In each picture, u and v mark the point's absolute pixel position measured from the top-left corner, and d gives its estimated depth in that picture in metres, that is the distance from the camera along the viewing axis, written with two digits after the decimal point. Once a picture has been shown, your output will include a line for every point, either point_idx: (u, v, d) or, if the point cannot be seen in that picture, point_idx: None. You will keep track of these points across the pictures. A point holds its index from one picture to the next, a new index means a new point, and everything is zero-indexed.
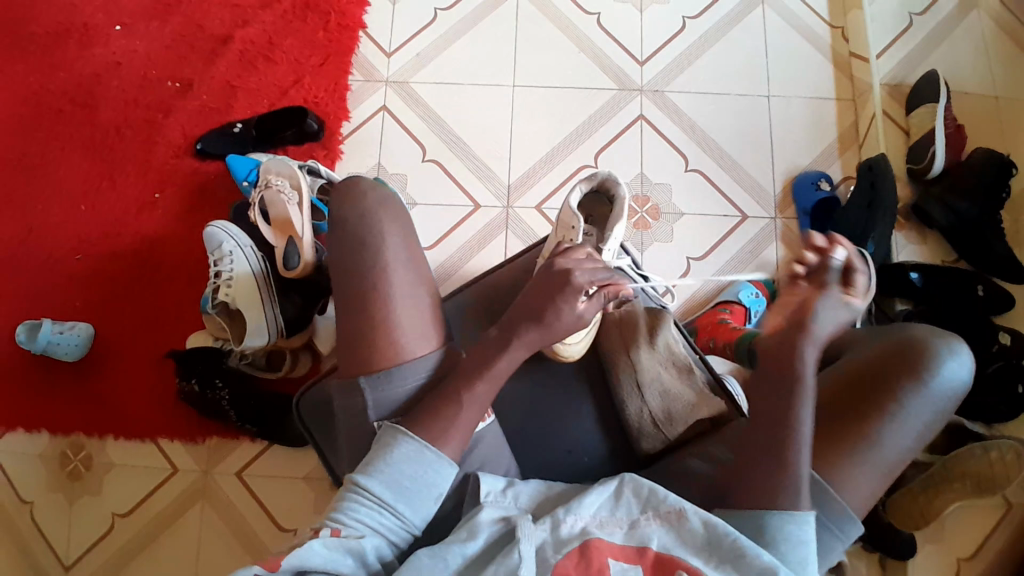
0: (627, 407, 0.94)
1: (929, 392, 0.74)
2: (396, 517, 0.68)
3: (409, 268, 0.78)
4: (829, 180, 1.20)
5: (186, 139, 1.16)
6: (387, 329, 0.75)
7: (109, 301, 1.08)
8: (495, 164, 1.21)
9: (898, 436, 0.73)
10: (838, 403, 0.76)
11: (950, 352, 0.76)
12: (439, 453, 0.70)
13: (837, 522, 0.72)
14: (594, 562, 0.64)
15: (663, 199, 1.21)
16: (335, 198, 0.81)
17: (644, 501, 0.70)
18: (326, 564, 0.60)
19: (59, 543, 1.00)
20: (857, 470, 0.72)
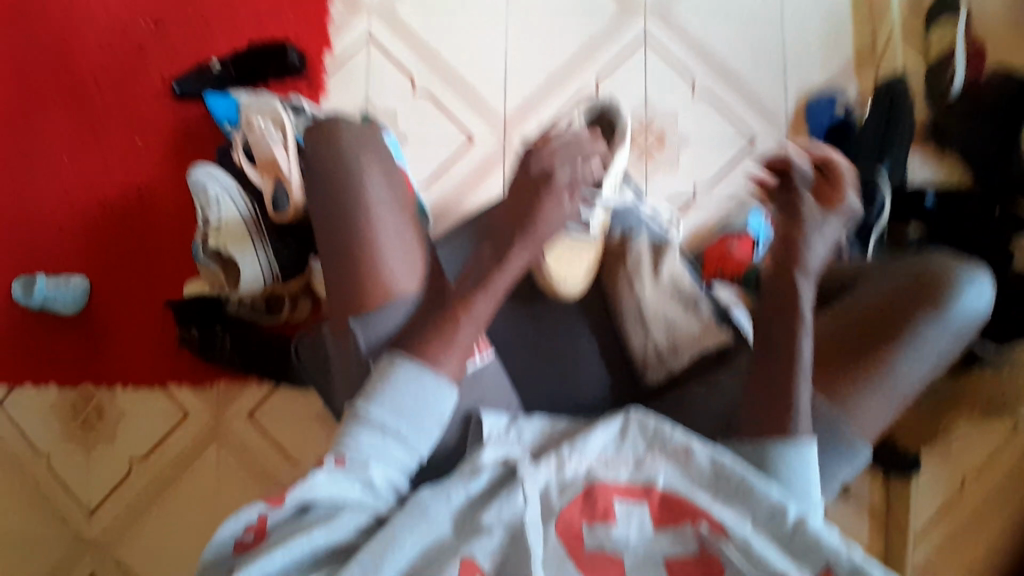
0: (630, 340, 0.90)
1: (945, 321, 0.81)
2: (400, 440, 0.68)
3: (391, 204, 0.78)
4: (842, 101, 1.14)
5: (164, 81, 1.13)
6: (376, 272, 0.76)
7: (103, 252, 1.08)
8: (490, 93, 1.16)
9: (911, 365, 0.80)
10: (858, 335, 0.82)
11: (970, 281, 0.82)
12: (438, 375, 0.70)
13: (848, 448, 0.78)
14: (599, 504, 0.68)
15: (667, 125, 1.15)
16: (311, 137, 0.79)
17: (650, 438, 0.74)
18: (334, 494, 0.63)
19: (79, 491, 1.03)
20: (870, 398, 0.79)
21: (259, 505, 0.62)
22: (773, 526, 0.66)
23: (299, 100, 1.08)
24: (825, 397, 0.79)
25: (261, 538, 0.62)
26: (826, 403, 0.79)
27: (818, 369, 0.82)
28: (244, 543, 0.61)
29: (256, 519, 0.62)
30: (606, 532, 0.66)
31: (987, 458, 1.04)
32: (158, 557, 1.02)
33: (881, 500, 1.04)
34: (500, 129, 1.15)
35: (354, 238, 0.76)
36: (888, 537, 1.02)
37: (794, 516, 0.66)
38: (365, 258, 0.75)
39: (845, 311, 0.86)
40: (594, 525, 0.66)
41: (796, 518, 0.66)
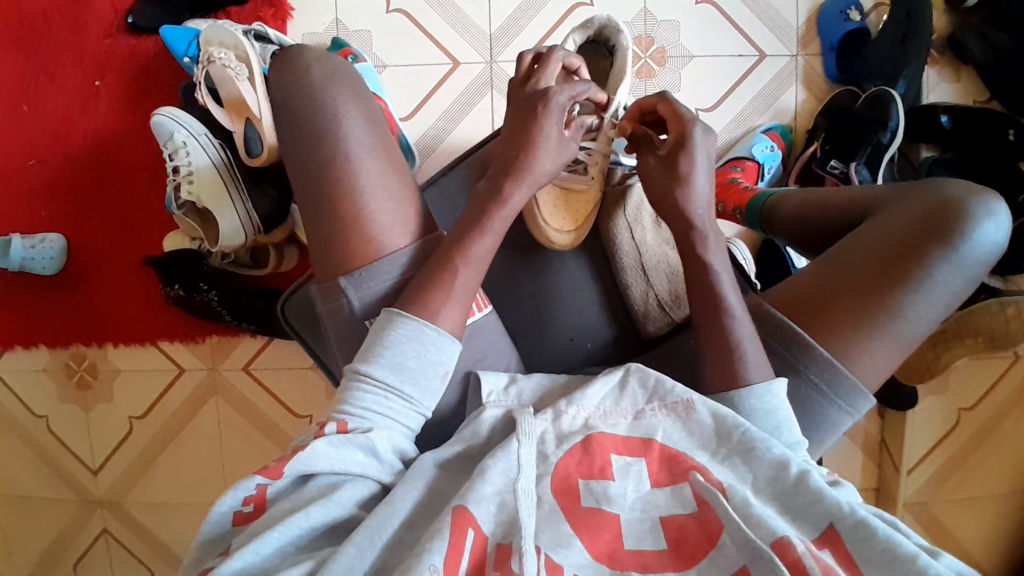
0: (630, 290, 0.84)
1: (960, 258, 0.70)
2: (404, 400, 0.63)
3: (372, 157, 0.68)
4: (860, 8, 1.02)
5: (117, 12, 1.02)
6: (361, 229, 0.67)
7: (76, 208, 1.03)
8: (473, 11, 1.05)
9: (920, 308, 0.70)
10: (862, 272, 0.71)
11: (986, 211, 0.71)
12: (440, 328, 0.64)
13: (846, 398, 0.72)
14: (596, 462, 0.62)
15: (670, 40, 1.04)
16: (275, 72, 0.70)
17: (650, 392, 0.68)
18: (335, 465, 0.58)
19: (82, 451, 1.07)
20: (874, 343, 0.70)
21: (257, 476, 0.56)
22: (777, 486, 0.61)
23: (262, 27, 0.99)
24: (823, 346, 0.71)
25: (260, 510, 0.57)
26: (824, 351, 0.71)
27: (816, 308, 0.72)
28: (242, 516, 0.56)
29: (256, 490, 0.57)
30: (602, 488, 0.60)
31: (987, 391, 1.06)
32: (160, 514, 1.07)
33: (876, 429, 1.09)
34: (486, 53, 1.06)
35: (320, 185, 0.67)
36: (880, 464, 1.08)
37: (798, 472, 0.61)
38: (337, 211, 0.67)
39: (852, 241, 0.74)
40: (592, 480, 0.61)
41: (799, 472, 0.60)
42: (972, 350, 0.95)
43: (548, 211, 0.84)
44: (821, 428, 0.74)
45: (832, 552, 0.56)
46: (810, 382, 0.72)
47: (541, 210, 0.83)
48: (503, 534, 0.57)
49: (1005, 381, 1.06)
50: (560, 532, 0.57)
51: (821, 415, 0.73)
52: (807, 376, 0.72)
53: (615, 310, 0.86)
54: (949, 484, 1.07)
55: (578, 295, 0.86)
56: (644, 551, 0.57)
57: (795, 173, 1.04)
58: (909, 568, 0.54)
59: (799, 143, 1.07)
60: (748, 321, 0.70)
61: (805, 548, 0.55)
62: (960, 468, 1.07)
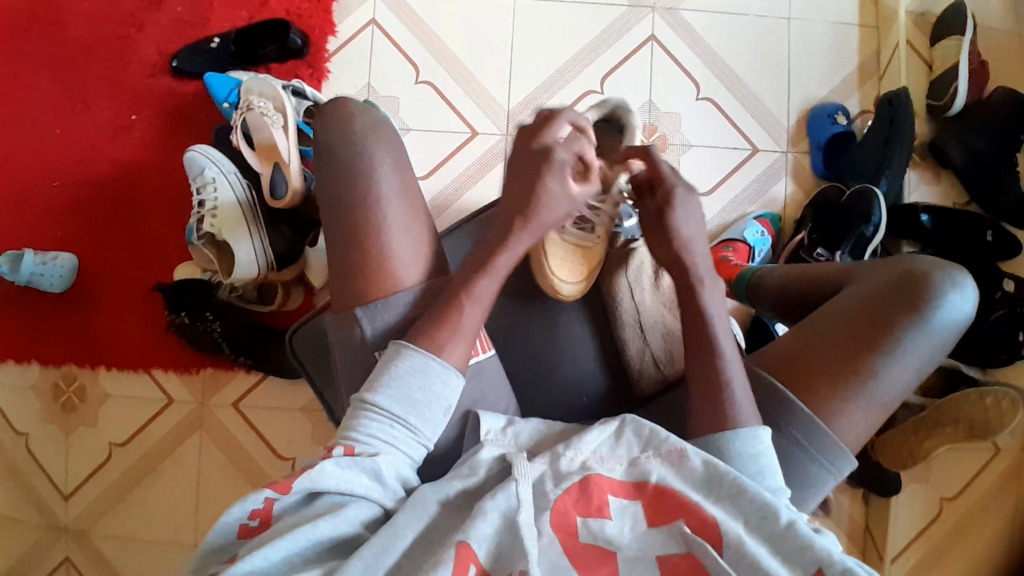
0: (627, 346, 0.86)
1: (930, 328, 0.74)
2: (408, 430, 0.63)
3: (402, 200, 0.72)
4: (846, 113, 1.13)
5: (163, 57, 1.10)
6: (381, 255, 0.71)
7: (94, 231, 1.07)
8: (494, 87, 1.14)
9: (892, 373, 0.73)
10: (840, 337, 0.75)
11: (954, 286, 0.75)
12: (445, 361, 0.65)
13: (828, 456, 0.73)
14: (594, 499, 0.61)
15: (671, 129, 1.14)
16: (321, 120, 0.74)
17: (645, 441, 0.66)
18: (341, 486, 0.57)
19: (55, 475, 1.04)
20: (852, 406, 0.73)
21: (267, 489, 0.56)
22: (766, 529, 0.60)
23: (300, 83, 1.07)
24: (802, 403, 0.74)
25: (266, 525, 0.56)
26: (803, 406, 0.73)
27: (795, 369, 0.76)
28: (246, 530, 0.55)
29: (262, 505, 0.56)
30: (600, 527, 0.59)
31: (968, 484, 1.08)
32: (124, 550, 1.03)
33: (861, 515, 1.10)
34: (503, 125, 1.14)
35: (349, 206, 0.71)
36: (865, 553, 1.08)
37: (787, 520, 0.59)
38: (362, 230, 0.71)
39: (829, 309, 0.78)
40: (591, 519, 0.60)
41: (787, 520, 0.59)
42: (952, 438, 0.96)
43: (557, 261, 0.87)
44: (803, 485, 0.75)
45: None
46: (791, 438, 0.74)
47: (550, 260, 0.87)
48: (500, 562, 0.56)
49: (985, 475, 1.07)
50: (560, 566, 0.56)
51: (801, 471, 0.74)
52: (788, 433, 0.74)
53: (610, 366, 0.89)
54: None
55: (577, 347, 0.89)
56: None
57: (784, 258, 1.10)
58: None
59: (787, 230, 1.14)
60: (738, 363, 0.72)
61: None
62: (944, 563, 1.06)
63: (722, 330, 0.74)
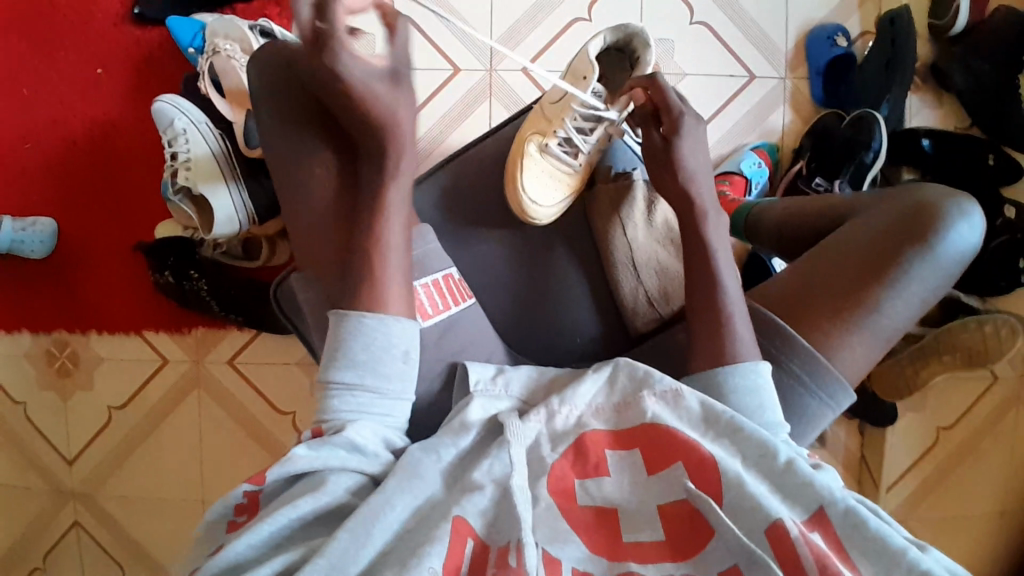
0: (620, 287, 0.85)
1: (934, 259, 0.72)
2: (372, 392, 0.60)
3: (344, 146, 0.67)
4: (846, 35, 1.07)
5: (123, 3, 1.03)
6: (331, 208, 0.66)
7: (69, 193, 1.03)
8: (475, 20, 1.08)
9: (895, 305, 0.72)
10: (840, 273, 0.73)
11: (962, 217, 0.74)
12: (381, 313, 0.61)
13: (828, 390, 0.71)
14: (591, 457, 0.61)
15: (664, 58, 1.08)
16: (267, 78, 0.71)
17: (638, 383, 0.64)
18: (317, 463, 0.56)
19: (57, 441, 1.05)
20: (854, 342, 0.72)
21: (244, 484, 0.57)
22: (764, 465, 0.59)
23: (268, 23, 0.99)
24: (804, 338, 0.72)
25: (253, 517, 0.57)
26: (804, 342, 0.71)
27: (791, 305, 0.74)
28: (235, 525, 0.56)
29: (246, 499, 0.57)
30: (597, 487, 0.60)
31: (965, 410, 1.08)
32: (135, 507, 1.05)
33: (857, 447, 1.10)
34: (486, 61, 1.09)
35: (325, 168, 0.68)
36: (861, 481, 1.10)
37: (786, 458, 0.59)
38: (340, 192, 0.67)
39: (829, 246, 0.76)
40: (588, 480, 0.60)
41: (786, 459, 0.59)
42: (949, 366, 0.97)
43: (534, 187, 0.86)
44: (800, 420, 0.73)
45: (822, 535, 0.56)
46: (792, 374, 0.72)
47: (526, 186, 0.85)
48: (498, 529, 0.56)
49: (982, 403, 1.08)
50: (558, 529, 0.56)
51: (802, 407, 0.72)
52: (788, 368, 0.72)
53: (606, 309, 0.86)
54: (927, 502, 1.09)
55: (569, 291, 0.86)
56: (643, 543, 0.57)
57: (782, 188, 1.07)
58: (895, 559, 0.54)
59: (785, 158, 1.10)
60: (741, 301, 0.71)
61: (798, 531, 0.54)
62: (937, 487, 1.09)
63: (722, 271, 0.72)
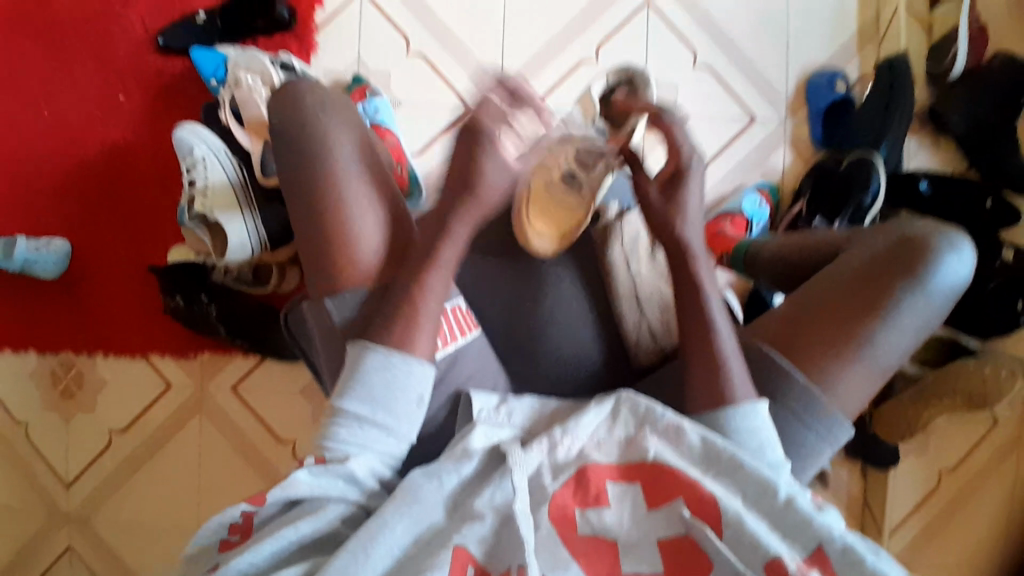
0: (623, 320, 0.86)
1: (927, 291, 0.73)
2: (380, 428, 0.61)
3: (364, 179, 0.68)
4: (844, 80, 1.11)
5: (147, 32, 1.08)
6: (346, 242, 0.66)
7: (84, 214, 1.06)
8: (487, 59, 1.12)
9: (888, 339, 0.73)
10: (837, 308, 0.74)
11: (952, 248, 0.75)
12: (407, 353, 0.62)
13: (825, 427, 0.73)
14: (591, 488, 0.60)
15: (670, 99, 1.11)
16: (273, 105, 0.69)
17: (640, 418, 0.64)
18: (317, 492, 0.56)
19: (56, 463, 1.05)
20: (848, 374, 0.73)
21: (243, 503, 0.56)
22: (764, 504, 0.59)
23: (289, 57, 1.04)
24: (799, 372, 0.73)
25: (247, 538, 0.57)
26: (800, 377, 0.72)
27: (789, 338, 0.75)
28: (229, 546, 0.56)
29: (240, 519, 0.57)
30: (597, 517, 0.59)
31: (968, 452, 1.08)
32: (129, 533, 1.04)
33: (859, 490, 1.09)
34: None
35: None
36: (863, 524, 1.09)
37: (785, 495, 0.58)
38: None
39: (822, 279, 0.77)
40: (588, 510, 0.59)
41: (785, 497, 0.58)
42: (949, 408, 0.96)
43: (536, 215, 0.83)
44: (798, 456, 0.74)
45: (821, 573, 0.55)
46: (789, 408, 0.73)
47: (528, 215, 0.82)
48: (499, 557, 0.56)
49: (985, 445, 1.08)
50: (557, 556, 0.57)
51: (799, 443, 0.74)
52: (787, 406, 0.73)
53: (608, 342, 0.86)
54: (931, 548, 1.07)
55: (572, 321, 0.86)
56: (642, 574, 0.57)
57: (782, 229, 1.09)
58: None
59: (785, 199, 1.13)
60: (732, 340, 0.71)
61: (797, 567, 0.55)
62: (940, 531, 1.07)
63: (714, 313, 0.72)
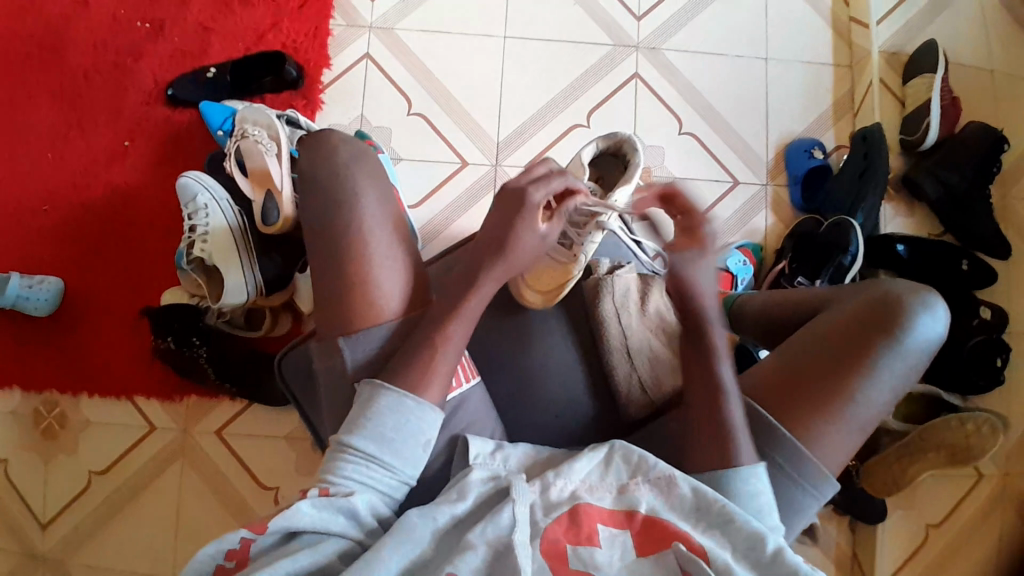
0: (614, 370, 0.81)
1: (899, 352, 0.70)
2: (386, 470, 0.60)
3: (387, 227, 0.68)
4: (822, 148, 1.18)
5: (158, 85, 1.14)
6: (364, 286, 0.66)
7: (81, 255, 1.08)
8: (484, 120, 1.17)
9: (873, 394, 0.70)
10: (821, 360, 0.71)
11: (924, 308, 0.72)
12: (421, 399, 0.62)
13: (813, 481, 0.69)
14: (584, 528, 0.57)
15: (656, 162, 1.17)
16: (305, 152, 0.72)
17: (633, 467, 0.63)
18: (318, 525, 0.55)
19: (34, 503, 1.03)
20: (824, 437, 0.69)
21: (243, 530, 0.54)
22: (753, 559, 0.57)
23: (295, 113, 1.08)
24: (783, 427, 0.69)
25: (242, 568, 0.53)
26: (786, 431, 0.69)
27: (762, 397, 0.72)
28: (223, 572, 0.53)
29: (238, 546, 0.54)
30: (589, 555, 0.55)
31: (955, 508, 1.08)
32: None
33: (848, 543, 1.10)
34: (492, 156, 1.16)
35: None
36: None
37: (773, 548, 0.57)
38: None
39: (806, 333, 0.75)
40: (580, 547, 0.56)
41: (774, 549, 0.57)
42: (934, 464, 0.98)
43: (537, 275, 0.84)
44: (786, 512, 0.71)
45: None
46: (775, 464, 0.69)
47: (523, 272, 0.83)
48: None
49: (972, 499, 1.08)
50: None
51: (788, 499, 0.70)
52: (771, 457, 0.69)
53: (601, 393, 0.82)
54: None
55: (562, 368, 0.82)
56: None
57: (765, 285, 1.12)
58: None
59: (769, 258, 1.17)
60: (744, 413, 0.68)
61: None
62: None
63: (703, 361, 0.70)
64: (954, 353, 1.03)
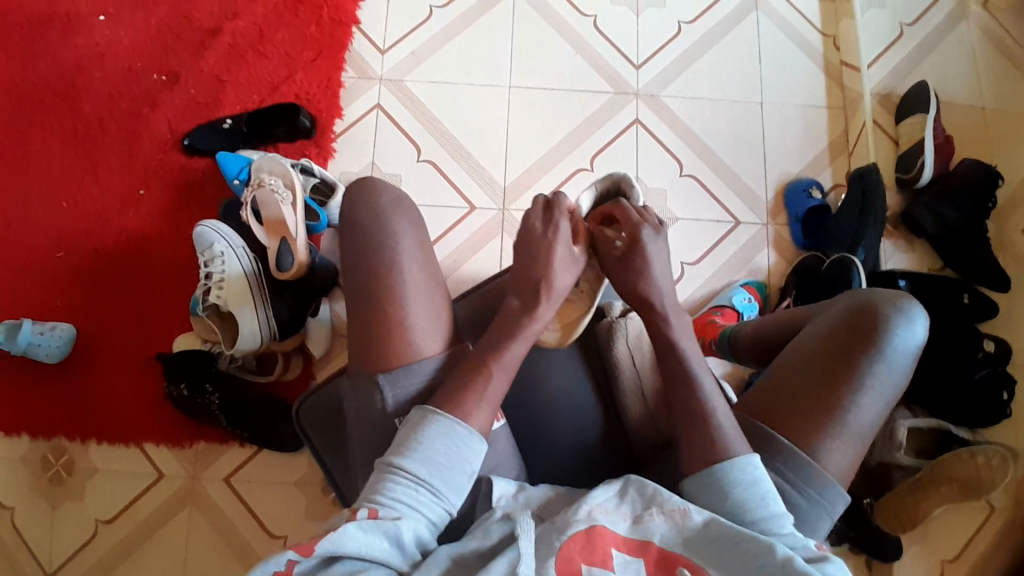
0: (628, 410, 0.81)
1: (890, 358, 0.70)
2: (432, 494, 0.60)
3: (422, 271, 0.70)
4: (820, 187, 1.21)
5: (173, 134, 1.17)
6: (397, 325, 0.67)
7: (93, 302, 1.09)
8: (492, 165, 1.20)
9: (869, 396, 0.69)
10: (811, 365, 0.71)
11: (908, 312, 0.72)
12: (471, 427, 0.63)
13: (817, 487, 0.67)
14: (598, 550, 0.57)
15: (659, 204, 1.20)
16: (349, 198, 0.73)
17: (647, 500, 0.61)
18: (363, 549, 0.54)
19: (39, 552, 1.01)
20: (822, 442, 0.68)
21: (289, 551, 0.52)
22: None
23: (309, 162, 1.11)
24: (782, 436, 0.68)
25: None
26: (785, 440, 0.68)
27: (760, 414, 0.71)
28: None
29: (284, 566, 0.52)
30: None
31: (967, 542, 1.08)
32: None
33: None
34: (500, 200, 1.19)
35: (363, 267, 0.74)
36: None
37: (783, 556, 0.56)
38: None
39: (796, 343, 0.75)
40: (595, 567, 0.55)
41: (784, 556, 0.55)
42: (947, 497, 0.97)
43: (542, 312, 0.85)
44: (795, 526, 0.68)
45: None
46: (775, 472, 0.67)
47: None
48: None
49: (984, 533, 1.08)
50: None
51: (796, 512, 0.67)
52: (771, 467, 0.68)
53: (614, 431, 0.82)
54: None
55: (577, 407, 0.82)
56: None
57: None
58: None
59: (773, 296, 1.18)
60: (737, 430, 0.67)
61: None
62: None
63: (704, 382, 0.70)
64: (959, 384, 1.04)
